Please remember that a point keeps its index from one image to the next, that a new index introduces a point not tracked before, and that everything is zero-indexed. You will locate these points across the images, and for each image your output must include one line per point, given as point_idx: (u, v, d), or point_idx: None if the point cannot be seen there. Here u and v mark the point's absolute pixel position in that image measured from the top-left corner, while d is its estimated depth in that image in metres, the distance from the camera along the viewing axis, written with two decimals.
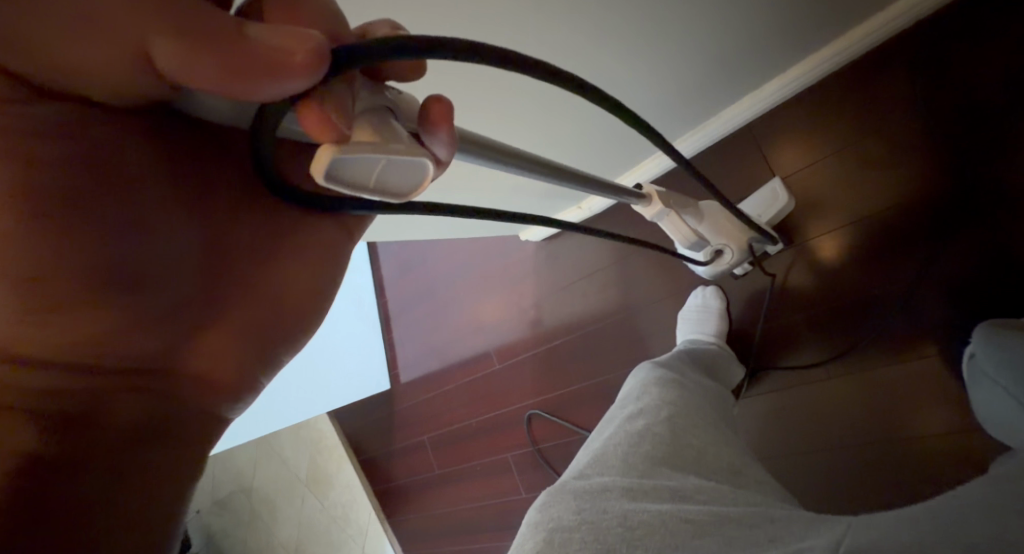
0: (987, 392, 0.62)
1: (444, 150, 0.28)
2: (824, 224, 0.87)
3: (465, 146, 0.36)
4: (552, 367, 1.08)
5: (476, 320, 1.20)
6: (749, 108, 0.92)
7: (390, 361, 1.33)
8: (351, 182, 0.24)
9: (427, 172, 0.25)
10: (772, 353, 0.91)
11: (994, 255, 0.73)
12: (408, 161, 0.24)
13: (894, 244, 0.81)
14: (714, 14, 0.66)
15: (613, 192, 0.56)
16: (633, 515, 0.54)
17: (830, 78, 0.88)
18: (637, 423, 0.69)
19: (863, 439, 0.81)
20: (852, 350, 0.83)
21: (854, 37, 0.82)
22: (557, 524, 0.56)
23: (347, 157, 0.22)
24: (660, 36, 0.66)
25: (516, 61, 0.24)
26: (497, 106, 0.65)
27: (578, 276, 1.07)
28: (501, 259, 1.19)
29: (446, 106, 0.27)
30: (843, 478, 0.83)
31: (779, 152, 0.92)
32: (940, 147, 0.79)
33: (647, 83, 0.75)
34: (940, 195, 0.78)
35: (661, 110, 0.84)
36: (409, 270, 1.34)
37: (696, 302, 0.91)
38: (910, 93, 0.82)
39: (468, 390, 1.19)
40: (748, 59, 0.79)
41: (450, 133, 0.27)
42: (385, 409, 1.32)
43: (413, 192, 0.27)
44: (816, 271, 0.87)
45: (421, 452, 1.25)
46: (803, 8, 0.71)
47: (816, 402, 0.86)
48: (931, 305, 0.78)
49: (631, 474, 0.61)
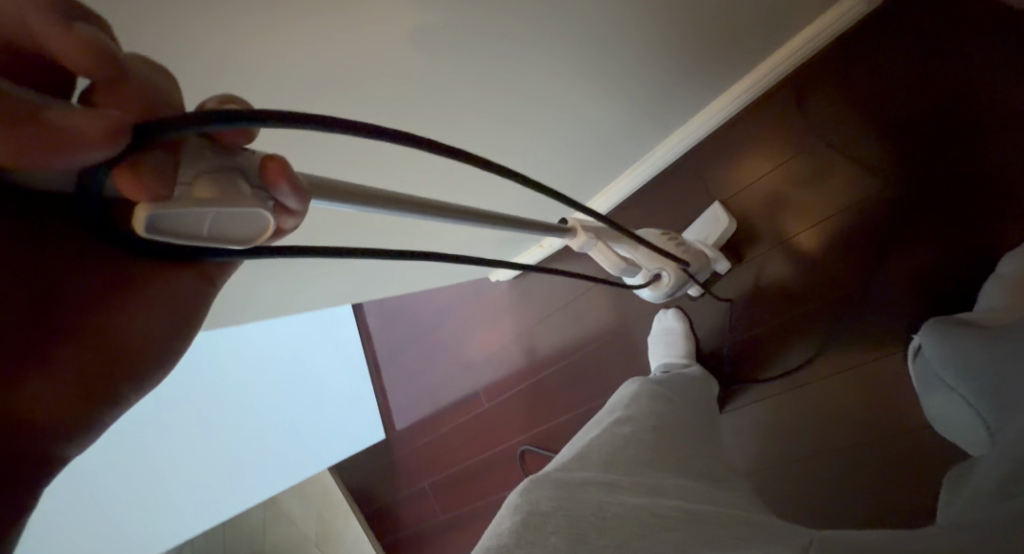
0: (942, 400, 0.65)
1: (293, 200, 0.25)
2: (794, 226, 0.89)
3: (404, 207, 0.39)
4: (538, 400, 1.11)
5: (462, 361, 1.24)
6: (686, 138, 0.98)
7: (384, 411, 1.36)
8: (184, 238, 0.22)
9: (267, 221, 0.24)
10: (753, 362, 0.90)
11: (938, 252, 0.77)
12: (240, 214, 0.23)
13: (879, 232, 0.82)
14: (635, 61, 0.74)
15: (544, 229, 0.58)
16: (609, 508, 0.53)
17: (774, 93, 0.93)
18: (623, 429, 0.68)
19: (859, 440, 0.79)
20: (830, 345, 0.83)
21: (767, 67, 0.88)
22: (535, 506, 0.53)
23: (170, 214, 0.20)
24: (583, 84, 0.74)
25: (346, 127, 0.26)
26: (434, 164, 0.72)
27: (551, 309, 1.12)
28: (477, 301, 1.24)
29: (282, 159, 0.24)
30: (841, 488, 0.80)
31: (737, 167, 0.95)
32: (869, 153, 0.84)
33: (583, 125, 0.83)
34: (910, 184, 0.80)
35: (597, 148, 0.91)
36: (393, 317, 1.39)
37: (660, 326, 0.95)
38: (847, 100, 0.87)
39: (462, 430, 1.22)
40: (677, 91, 0.86)
41: (293, 183, 0.25)
42: (385, 457, 1.34)
43: (255, 238, 0.25)
44: (800, 264, 0.88)
45: (424, 497, 1.26)
46: (722, 40, 0.78)
47: (804, 407, 0.85)
48: (896, 294, 0.79)
49: (612, 472, 0.60)
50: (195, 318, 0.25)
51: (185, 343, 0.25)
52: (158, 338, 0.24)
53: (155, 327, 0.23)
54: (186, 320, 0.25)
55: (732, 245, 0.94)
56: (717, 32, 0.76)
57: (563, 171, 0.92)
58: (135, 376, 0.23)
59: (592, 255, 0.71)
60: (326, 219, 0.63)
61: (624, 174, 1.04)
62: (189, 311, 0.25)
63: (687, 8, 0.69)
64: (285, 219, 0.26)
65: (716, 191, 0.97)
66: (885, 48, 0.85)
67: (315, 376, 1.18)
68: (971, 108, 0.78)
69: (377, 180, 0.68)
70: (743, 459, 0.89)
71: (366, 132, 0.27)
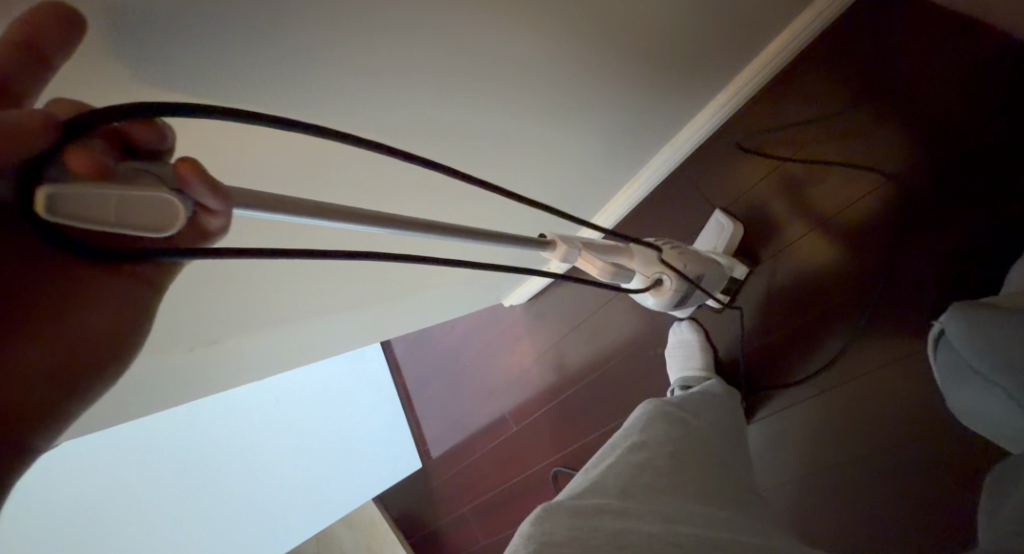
0: (971, 390, 0.63)
1: (212, 199, 0.26)
2: (825, 206, 0.86)
3: (449, 234, 0.47)
4: (564, 420, 1.12)
5: (488, 386, 1.27)
6: (678, 149, 0.99)
7: (418, 440, 1.40)
8: (95, 226, 0.22)
9: (179, 210, 0.24)
10: (783, 360, 0.88)
11: (948, 241, 0.75)
12: (150, 200, 0.23)
13: (909, 207, 0.78)
14: (612, 83, 0.76)
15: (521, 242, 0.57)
16: (624, 538, 0.46)
17: (772, 83, 0.92)
18: (638, 455, 0.63)
19: (905, 439, 0.75)
20: (865, 332, 0.80)
21: (749, 72, 0.89)
22: (549, 535, 0.48)
23: (70, 196, 0.21)
24: (567, 115, 0.77)
25: (247, 114, 0.26)
26: (446, 214, 0.77)
27: (568, 328, 1.14)
28: (495, 326, 1.28)
29: (192, 159, 0.25)
30: (885, 493, 0.76)
31: (743, 163, 0.95)
32: (888, 130, 0.82)
33: (573, 150, 0.86)
34: (939, 155, 0.77)
35: (591, 168, 0.94)
36: (418, 347, 1.44)
37: (675, 338, 0.96)
38: (852, 80, 0.86)
39: (495, 455, 1.24)
40: (660, 104, 0.88)
41: (210, 182, 0.26)
42: (423, 486, 1.38)
43: (169, 228, 0.24)
44: (825, 247, 0.85)
45: (465, 524, 1.28)
46: (700, 46, 0.78)
47: (844, 409, 0.81)
48: (928, 273, 0.76)
49: (628, 500, 0.55)
50: (142, 318, 0.28)
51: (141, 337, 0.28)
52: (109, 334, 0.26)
53: (103, 324, 0.26)
54: (132, 320, 0.28)
55: (746, 247, 0.93)
56: (692, 39, 0.76)
57: (560, 198, 0.96)
58: (99, 367, 0.26)
59: (579, 266, 0.69)
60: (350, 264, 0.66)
61: (627, 186, 1.05)
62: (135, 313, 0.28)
63: (651, 41, 0.72)
64: (212, 219, 0.28)
65: (716, 199, 0.98)
66: (876, 30, 0.85)
67: (346, 415, 1.26)
68: (962, 93, 0.77)
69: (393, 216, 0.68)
70: (780, 467, 0.86)
71: (352, 140, 0.32)
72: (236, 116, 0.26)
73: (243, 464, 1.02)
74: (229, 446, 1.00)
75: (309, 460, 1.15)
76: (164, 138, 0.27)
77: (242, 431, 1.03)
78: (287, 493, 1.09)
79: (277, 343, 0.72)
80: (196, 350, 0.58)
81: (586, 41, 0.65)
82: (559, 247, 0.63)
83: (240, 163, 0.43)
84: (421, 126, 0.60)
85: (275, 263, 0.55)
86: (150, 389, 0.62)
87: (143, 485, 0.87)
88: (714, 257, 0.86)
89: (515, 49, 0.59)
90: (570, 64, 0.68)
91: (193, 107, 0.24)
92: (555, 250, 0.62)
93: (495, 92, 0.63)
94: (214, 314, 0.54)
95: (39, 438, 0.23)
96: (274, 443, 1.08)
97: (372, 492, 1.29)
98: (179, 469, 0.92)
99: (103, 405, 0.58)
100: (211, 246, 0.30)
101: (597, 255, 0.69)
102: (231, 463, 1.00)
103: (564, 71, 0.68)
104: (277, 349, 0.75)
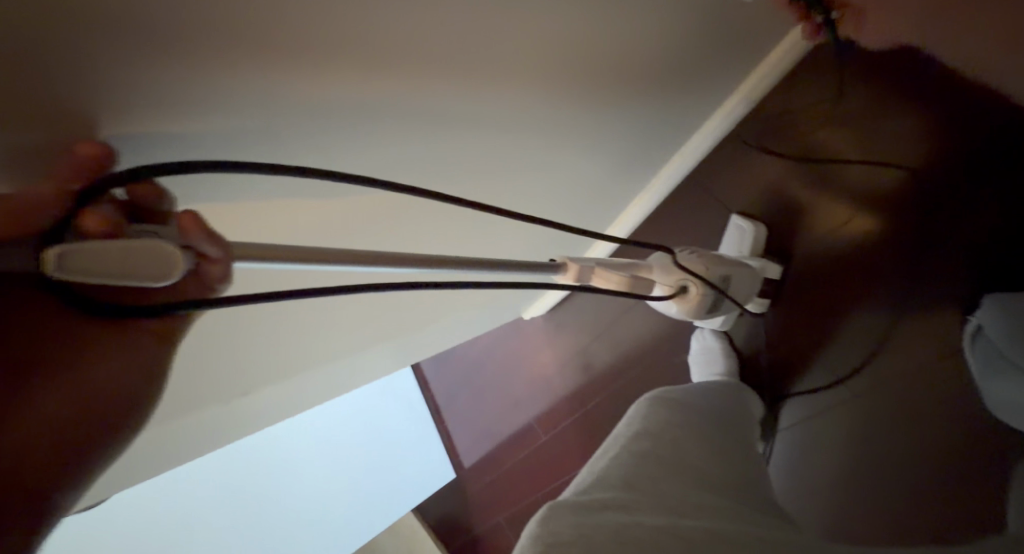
0: (1008, 385, 0.64)
1: (212, 248, 0.30)
2: (847, 198, 0.90)
3: (489, 266, 0.55)
4: (595, 428, 1.15)
5: (515, 397, 1.31)
6: (680, 166, 1.06)
7: (451, 451, 1.44)
8: (97, 277, 0.26)
9: (173, 254, 0.28)
10: (818, 352, 0.91)
11: (965, 235, 0.79)
12: (149, 250, 0.27)
13: (936, 196, 0.82)
14: (627, 104, 0.80)
15: (536, 268, 0.61)
16: (628, 530, 0.43)
17: (784, 81, 0.97)
18: (639, 443, 0.61)
19: (940, 433, 0.78)
20: (900, 318, 0.84)
21: (756, 77, 0.96)
22: (555, 535, 0.43)
23: (76, 253, 0.25)
24: (584, 141, 0.82)
25: (240, 166, 0.29)
26: (473, 242, 0.82)
27: (592, 337, 1.17)
28: (519, 338, 1.31)
29: (197, 215, 0.29)
30: (935, 490, 0.78)
31: (760, 162, 0.99)
32: (907, 122, 0.86)
33: (590, 169, 0.90)
34: (956, 143, 0.82)
35: (607, 181, 0.97)
36: (444, 360, 1.47)
37: (699, 345, 0.97)
38: (865, 74, 0.90)
39: (528, 463, 1.27)
40: (667, 109, 0.90)
41: (207, 231, 0.29)
42: (456, 498, 1.41)
43: (169, 274, 0.28)
44: (852, 236, 0.89)
45: (501, 532, 1.31)
46: (706, 50, 0.82)
47: (884, 404, 0.84)
48: (952, 256, 0.80)
49: (633, 492, 0.51)
50: (155, 373, 0.32)
51: (150, 394, 0.32)
52: (128, 384, 0.31)
53: (121, 380, 0.30)
54: (146, 371, 0.32)
55: (775, 244, 0.96)
56: (700, 43, 0.79)
57: (579, 215, 0.99)
58: (116, 420, 0.30)
59: (596, 283, 0.69)
60: (371, 292, 0.70)
61: (642, 196, 1.10)
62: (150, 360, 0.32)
63: (648, 62, 0.75)
64: (213, 267, 0.31)
65: (731, 209, 1.02)
66: None
67: (381, 433, 1.32)
68: (958, 105, 0.82)
69: (430, 247, 0.73)
70: (821, 473, 0.88)
71: (401, 188, 0.39)
72: (235, 166, 0.29)
73: (284, 477, 1.10)
74: (266, 467, 1.07)
75: (341, 469, 1.21)
76: (162, 201, 0.32)
77: (279, 449, 1.09)
78: (324, 511, 1.15)
79: (308, 382, 0.77)
80: (233, 399, 0.65)
81: (598, 79, 0.71)
82: (571, 268, 0.65)
83: (277, 229, 0.48)
84: (446, 183, 0.64)
85: (312, 300, 0.59)
86: (200, 431, 0.68)
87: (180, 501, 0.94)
88: (745, 262, 0.87)
89: (518, 100, 0.63)
90: (571, 100, 0.71)
91: (183, 167, 0.27)
92: (566, 272, 0.64)
93: (522, 135, 0.69)
94: (249, 360, 0.60)
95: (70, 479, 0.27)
96: (312, 461, 1.15)
97: (408, 505, 1.34)
98: (225, 500, 1.00)
99: (159, 450, 0.64)
100: (216, 293, 0.34)
101: (612, 270, 0.68)
102: (268, 483, 1.07)
103: (568, 108, 0.72)
104: (309, 386, 0.80)
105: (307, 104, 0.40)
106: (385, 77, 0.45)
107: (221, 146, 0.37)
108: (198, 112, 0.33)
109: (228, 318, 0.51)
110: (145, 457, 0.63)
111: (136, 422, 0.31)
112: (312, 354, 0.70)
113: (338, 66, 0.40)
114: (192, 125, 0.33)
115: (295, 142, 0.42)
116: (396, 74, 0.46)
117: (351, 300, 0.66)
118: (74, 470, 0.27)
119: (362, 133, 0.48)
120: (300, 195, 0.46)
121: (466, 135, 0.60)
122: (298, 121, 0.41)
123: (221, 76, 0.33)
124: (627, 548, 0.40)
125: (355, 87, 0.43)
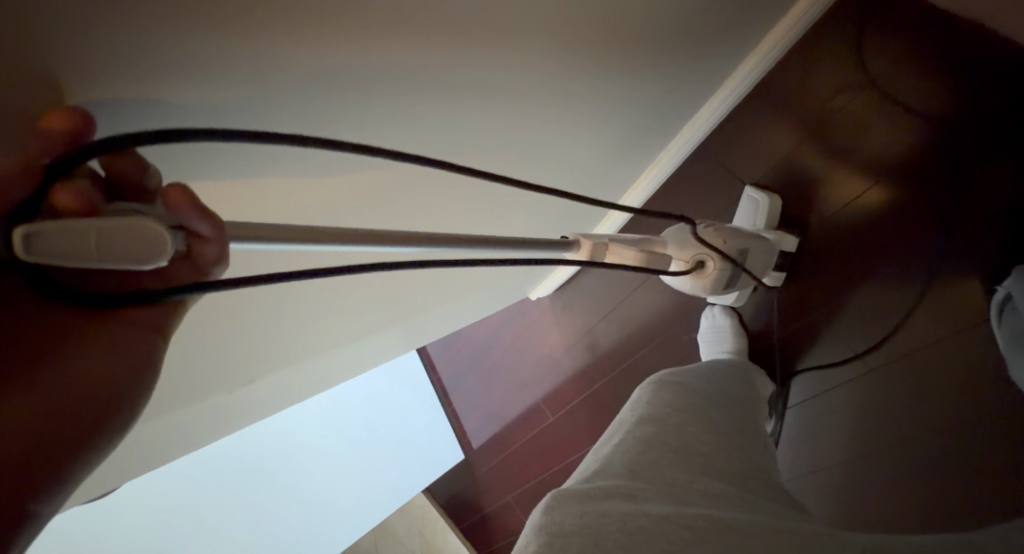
0: None
1: (202, 225, 0.27)
2: (864, 169, 0.86)
3: (496, 245, 0.52)
4: (603, 408, 1.14)
5: (523, 378, 1.30)
6: (689, 139, 1.02)
7: (460, 432, 1.44)
8: (74, 260, 0.24)
9: (159, 232, 0.25)
10: (832, 328, 0.88)
11: (991, 202, 0.75)
12: (134, 230, 0.25)
13: (960, 161, 0.78)
14: (636, 72, 0.76)
15: (546, 245, 0.57)
16: (633, 520, 0.41)
17: (799, 44, 0.92)
18: (645, 429, 0.59)
19: (964, 408, 0.75)
20: (920, 292, 0.80)
21: (768, 41, 0.91)
22: (558, 526, 0.41)
23: (42, 235, 0.22)
24: (593, 113, 0.78)
25: (228, 134, 0.27)
26: (478, 221, 0.80)
27: (598, 317, 1.15)
28: (526, 319, 1.30)
29: (186, 187, 0.27)
30: (958, 467, 0.75)
31: (773, 132, 0.95)
32: (930, 83, 0.81)
33: (597, 142, 0.86)
34: (984, 104, 0.76)
35: (614, 155, 0.93)
36: (452, 342, 1.49)
37: (707, 323, 0.95)
38: (887, 35, 0.85)
39: (537, 443, 1.27)
40: (677, 78, 0.86)
41: (197, 207, 0.27)
42: (466, 477, 1.41)
43: (159, 254, 0.26)
44: (869, 207, 0.85)
45: (511, 510, 1.31)
46: (718, 14, 0.77)
47: (901, 380, 0.81)
48: (976, 225, 0.76)
49: (638, 480, 0.49)
50: (151, 364, 0.31)
51: (147, 385, 0.31)
52: (118, 376, 0.29)
53: (112, 371, 0.29)
54: (139, 364, 0.31)
55: (788, 218, 0.92)
56: (714, 7, 0.74)
57: (585, 190, 0.96)
58: (110, 412, 0.29)
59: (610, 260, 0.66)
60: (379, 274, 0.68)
61: (652, 169, 1.07)
62: (135, 353, 0.30)
63: (659, 27, 0.70)
64: (206, 247, 0.29)
65: (745, 182, 0.98)
66: None
67: (388, 418, 1.33)
68: (985, 62, 0.77)
69: (435, 227, 0.71)
70: (838, 449, 0.87)
71: (408, 157, 0.36)
72: (219, 136, 0.27)
73: (293, 462, 1.10)
74: (275, 453, 1.08)
75: (351, 452, 1.22)
76: (147, 175, 0.30)
77: (287, 436, 1.10)
78: (332, 494, 1.17)
79: (313, 369, 0.76)
80: (235, 388, 0.63)
81: (607, 46, 0.67)
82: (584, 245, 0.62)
83: (274, 210, 0.46)
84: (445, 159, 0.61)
85: (311, 285, 0.57)
86: (207, 420, 0.68)
87: (191, 491, 0.95)
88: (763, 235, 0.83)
89: (521, 69, 0.60)
90: (578, 68, 0.67)
91: (157, 133, 0.24)
92: (579, 249, 0.61)
93: (529, 106, 0.66)
94: (251, 349, 0.59)
95: (61, 470, 0.26)
96: (319, 448, 1.16)
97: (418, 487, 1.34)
98: (233, 488, 1.01)
99: (163, 441, 0.63)
100: (211, 276, 0.32)
101: (625, 247, 0.65)
102: (275, 470, 1.07)
103: (574, 76, 0.68)
104: (314, 374, 0.80)
105: (295, 75, 0.37)
106: (383, 45, 0.42)
107: (205, 120, 0.34)
108: (177, 83, 0.31)
109: (226, 305, 0.49)
110: (151, 449, 0.63)
111: (132, 415, 0.30)
112: (318, 340, 0.69)
113: (332, 35, 0.38)
114: (172, 97, 0.31)
115: (285, 117, 0.39)
116: (387, 40, 0.42)
117: (352, 285, 0.64)
118: (66, 463, 0.26)
119: (354, 101, 0.44)
120: (296, 175, 0.44)
121: (468, 107, 0.57)
122: (292, 93, 0.38)
123: (201, 46, 0.30)
124: (631, 541, 0.38)
125: (345, 57, 0.40)
